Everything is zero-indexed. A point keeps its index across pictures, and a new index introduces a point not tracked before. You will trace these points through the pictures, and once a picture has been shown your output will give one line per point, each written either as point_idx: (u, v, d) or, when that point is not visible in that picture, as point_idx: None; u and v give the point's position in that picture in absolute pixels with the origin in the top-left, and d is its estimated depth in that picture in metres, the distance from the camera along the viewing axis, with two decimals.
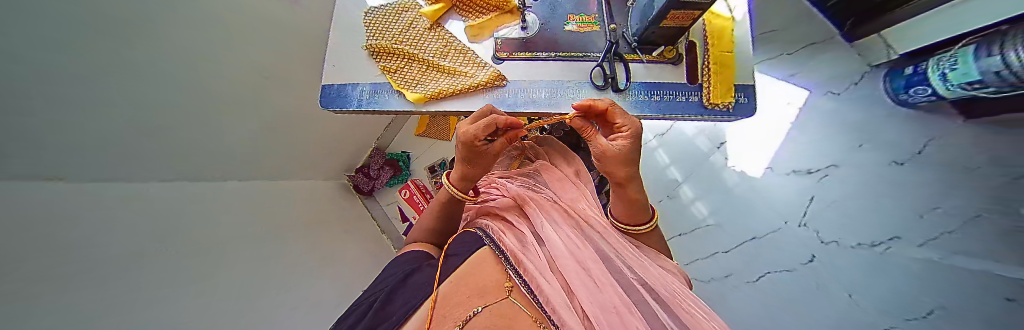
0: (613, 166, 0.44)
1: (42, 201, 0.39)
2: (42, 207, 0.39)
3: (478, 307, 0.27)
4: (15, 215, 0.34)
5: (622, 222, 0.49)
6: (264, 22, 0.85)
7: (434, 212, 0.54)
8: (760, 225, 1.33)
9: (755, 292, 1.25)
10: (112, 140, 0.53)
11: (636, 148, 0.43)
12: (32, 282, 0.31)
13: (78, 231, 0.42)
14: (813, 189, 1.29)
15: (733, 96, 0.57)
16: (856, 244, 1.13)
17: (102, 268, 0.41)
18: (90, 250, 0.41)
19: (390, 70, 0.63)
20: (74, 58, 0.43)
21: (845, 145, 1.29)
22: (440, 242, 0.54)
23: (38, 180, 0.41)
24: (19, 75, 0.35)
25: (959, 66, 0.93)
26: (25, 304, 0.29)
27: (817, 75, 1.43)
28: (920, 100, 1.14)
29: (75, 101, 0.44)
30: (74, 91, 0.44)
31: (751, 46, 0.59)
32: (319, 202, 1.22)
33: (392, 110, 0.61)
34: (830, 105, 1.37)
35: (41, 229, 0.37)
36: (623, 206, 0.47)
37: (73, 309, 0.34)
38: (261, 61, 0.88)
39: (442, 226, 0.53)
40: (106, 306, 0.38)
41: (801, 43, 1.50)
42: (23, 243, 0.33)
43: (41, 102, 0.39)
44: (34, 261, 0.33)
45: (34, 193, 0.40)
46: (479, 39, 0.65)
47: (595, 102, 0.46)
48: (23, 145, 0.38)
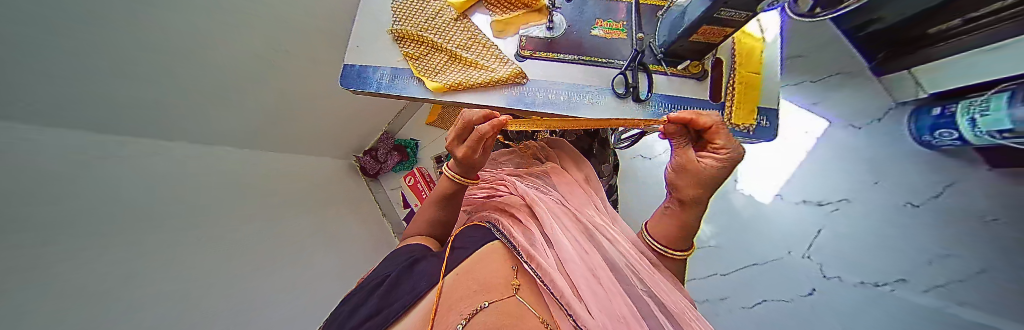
0: (688, 185, 0.40)
1: (42, 154, 0.39)
2: (43, 160, 0.39)
3: (484, 303, 0.26)
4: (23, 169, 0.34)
5: (665, 245, 0.44)
6: None
7: (434, 202, 0.54)
8: (762, 251, 1.31)
9: (748, 317, 1.24)
10: (124, 101, 0.53)
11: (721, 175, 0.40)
12: (21, 244, 0.31)
13: (76, 186, 0.41)
14: (822, 221, 1.26)
15: (755, 118, 0.56)
16: (859, 283, 1.13)
17: (95, 228, 0.42)
18: (86, 209, 0.41)
19: (412, 57, 0.63)
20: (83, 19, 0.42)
21: (861, 181, 1.25)
22: (440, 234, 0.54)
23: (42, 133, 0.41)
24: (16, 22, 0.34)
25: (991, 112, 0.90)
26: (4, 265, 0.28)
27: (840, 107, 1.39)
28: (945, 143, 1.11)
29: (78, 64, 0.44)
30: (75, 53, 0.43)
31: (779, 70, 0.58)
32: (325, 180, 1.24)
33: (409, 96, 0.61)
34: (850, 138, 1.33)
35: (48, 186, 0.37)
36: (675, 229, 0.43)
37: (51, 272, 0.33)
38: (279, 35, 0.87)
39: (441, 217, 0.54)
40: (82, 272, 0.37)
41: (828, 71, 1.46)
42: (27, 204, 0.33)
43: (41, 85, 0.39)
44: (31, 225, 0.33)
45: (47, 150, 0.40)
46: (504, 35, 0.65)
47: (699, 116, 0.41)
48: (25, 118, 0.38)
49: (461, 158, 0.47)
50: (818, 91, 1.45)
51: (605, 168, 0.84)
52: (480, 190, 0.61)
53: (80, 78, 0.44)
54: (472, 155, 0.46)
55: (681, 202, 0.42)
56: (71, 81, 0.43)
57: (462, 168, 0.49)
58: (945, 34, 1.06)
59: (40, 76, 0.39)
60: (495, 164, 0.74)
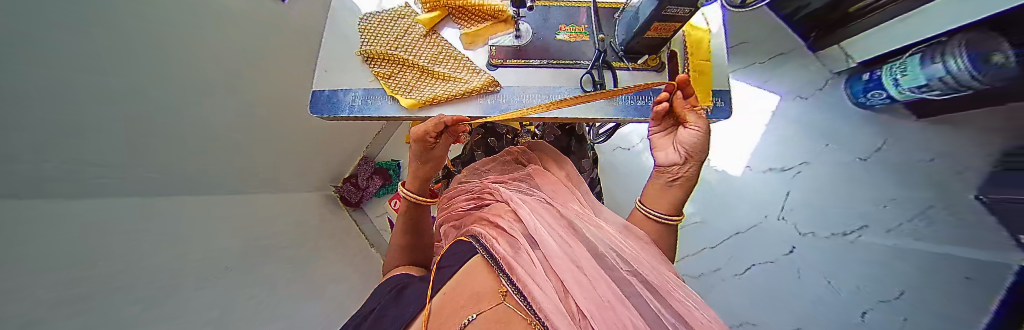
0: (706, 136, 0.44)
1: (94, 206, 0.39)
2: (91, 212, 0.38)
3: (471, 315, 0.29)
4: (83, 214, 0.36)
5: (655, 212, 0.48)
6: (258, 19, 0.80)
7: (399, 228, 0.56)
8: (743, 220, 1.42)
9: (740, 284, 1.33)
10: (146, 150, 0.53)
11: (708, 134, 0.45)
12: (56, 295, 0.29)
13: (121, 232, 0.42)
14: (789, 185, 1.39)
15: (711, 100, 0.61)
16: (831, 234, 1.22)
17: (89, 246, 0.35)
18: (129, 253, 0.41)
19: (384, 76, 0.63)
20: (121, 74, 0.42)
21: (815, 144, 1.40)
22: (420, 261, 0.56)
23: (107, 184, 0.42)
24: (75, 71, 0.34)
25: (908, 72, 1.06)
26: (57, 321, 0.27)
27: (787, 82, 1.54)
28: (877, 102, 1.26)
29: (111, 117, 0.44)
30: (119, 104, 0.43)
31: (726, 55, 0.64)
32: (308, 210, 1.19)
33: (385, 115, 0.61)
34: (800, 109, 1.48)
35: (103, 226, 0.39)
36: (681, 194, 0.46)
37: (104, 320, 0.33)
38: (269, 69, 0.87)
39: (414, 242, 0.56)
40: (127, 317, 0.36)
41: (772, 52, 1.60)
42: (59, 250, 0.31)
43: (106, 124, 0.40)
44: (82, 278, 0.33)
45: (101, 196, 0.41)
46: (474, 46, 0.67)
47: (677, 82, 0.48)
48: (94, 156, 0.39)
49: (417, 136, 0.49)
50: (767, 70, 1.59)
51: (584, 163, 0.87)
52: (469, 201, 0.64)
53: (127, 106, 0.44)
54: (427, 135, 0.49)
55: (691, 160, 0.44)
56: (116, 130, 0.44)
57: (417, 178, 0.54)
58: (861, 12, 1.23)
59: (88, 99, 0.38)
60: (479, 173, 0.75)
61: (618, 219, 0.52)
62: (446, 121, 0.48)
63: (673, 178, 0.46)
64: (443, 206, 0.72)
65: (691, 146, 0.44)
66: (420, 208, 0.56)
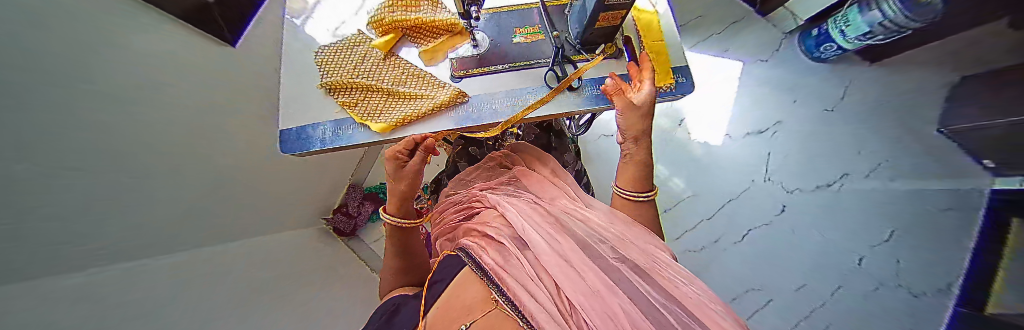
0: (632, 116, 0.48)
1: (59, 287, 0.36)
2: (59, 294, 0.35)
3: (463, 326, 0.30)
4: (51, 297, 0.34)
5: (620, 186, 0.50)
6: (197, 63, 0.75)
7: (387, 253, 0.55)
8: (732, 187, 1.45)
9: (743, 250, 1.34)
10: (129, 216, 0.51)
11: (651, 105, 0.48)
12: None
13: (98, 308, 0.39)
14: (768, 146, 1.45)
15: (672, 77, 0.63)
16: (816, 187, 1.31)
17: (67, 325, 0.33)
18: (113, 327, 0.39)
19: (349, 105, 0.63)
20: (62, 145, 0.40)
21: (784, 102, 1.47)
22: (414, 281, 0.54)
23: (66, 264, 0.39)
24: (18, 147, 0.32)
25: (848, 24, 1.14)
26: None
27: (746, 49, 1.61)
28: (830, 55, 1.34)
29: (82, 190, 0.42)
30: (72, 175, 0.41)
31: (677, 32, 0.66)
32: (303, 248, 1.14)
33: (356, 144, 0.60)
34: (763, 72, 1.55)
35: (77, 298, 0.37)
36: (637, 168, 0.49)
37: None
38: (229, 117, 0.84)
39: (406, 264, 0.54)
40: None
41: (726, 23, 1.67)
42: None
43: (53, 200, 0.38)
44: None
45: (72, 274, 0.39)
46: (435, 61, 0.68)
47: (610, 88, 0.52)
48: (46, 236, 0.36)
49: (390, 155, 0.49)
50: (726, 40, 1.66)
51: (567, 157, 0.88)
52: (459, 213, 0.63)
53: (75, 177, 0.41)
54: (400, 153, 0.49)
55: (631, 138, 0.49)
56: (82, 205, 0.42)
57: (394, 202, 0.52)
58: None
59: (46, 173, 0.36)
60: (465, 183, 0.74)
61: (604, 206, 0.54)
62: (416, 138, 0.48)
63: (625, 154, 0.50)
64: (436, 221, 0.70)
65: (624, 126, 0.49)
66: (404, 233, 0.54)
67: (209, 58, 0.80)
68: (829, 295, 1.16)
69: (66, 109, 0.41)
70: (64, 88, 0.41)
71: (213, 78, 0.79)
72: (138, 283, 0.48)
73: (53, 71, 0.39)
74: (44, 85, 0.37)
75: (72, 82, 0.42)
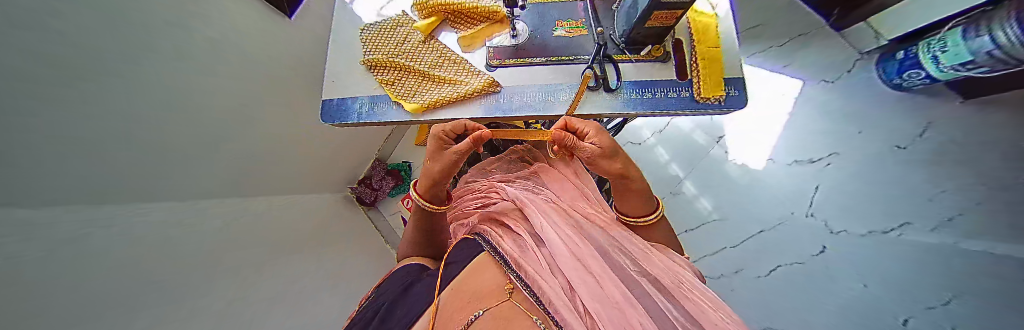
0: (602, 160, 0.47)
1: (70, 228, 0.38)
2: (66, 234, 0.37)
3: (479, 311, 0.29)
4: (59, 236, 0.35)
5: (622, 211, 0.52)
6: (246, 29, 0.80)
7: (412, 224, 0.58)
8: (768, 217, 1.33)
9: (767, 286, 1.24)
10: (152, 166, 0.54)
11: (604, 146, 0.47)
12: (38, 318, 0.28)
13: (104, 253, 0.41)
14: (817, 177, 1.28)
15: (723, 89, 0.57)
16: (868, 232, 1.05)
17: (62, 269, 0.34)
18: (110, 275, 0.40)
19: (387, 83, 0.65)
20: (94, 90, 0.41)
21: (846, 131, 1.29)
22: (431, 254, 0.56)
23: (76, 206, 0.40)
24: (35, 87, 0.33)
25: (949, 48, 0.96)
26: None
27: (809, 67, 1.44)
28: (914, 84, 1.15)
29: (103, 134, 0.44)
30: (98, 119, 0.42)
31: (737, 40, 0.60)
32: (327, 213, 1.23)
33: (389, 121, 0.63)
34: (827, 94, 1.38)
35: (97, 243, 0.40)
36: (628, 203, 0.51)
37: None
38: (267, 81, 0.89)
39: (428, 239, 0.57)
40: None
41: (789, 35, 1.51)
42: (32, 275, 0.30)
43: (73, 141, 0.39)
44: (59, 302, 0.32)
45: (79, 216, 0.40)
46: (472, 48, 0.68)
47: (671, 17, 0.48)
48: (62, 175, 0.38)
49: (435, 135, 0.52)
50: (786, 55, 1.50)
51: None
52: (475, 200, 0.63)
53: (103, 123, 0.43)
54: (445, 134, 0.52)
55: (622, 175, 0.48)
56: (103, 148, 0.44)
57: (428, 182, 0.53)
58: None
59: (69, 115, 0.38)
60: (484, 173, 0.74)
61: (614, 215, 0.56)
62: (467, 124, 0.52)
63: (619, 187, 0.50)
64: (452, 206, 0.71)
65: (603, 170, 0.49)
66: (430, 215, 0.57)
67: (262, 25, 0.86)
68: None
69: (107, 67, 0.43)
70: (113, 48, 0.44)
71: (259, 45, 0.85)
72: (154, 233, 0.50)
73: (100, 32, 0.42)
74: (84, 45, 0.40)
75: (121, 44, 0.46)
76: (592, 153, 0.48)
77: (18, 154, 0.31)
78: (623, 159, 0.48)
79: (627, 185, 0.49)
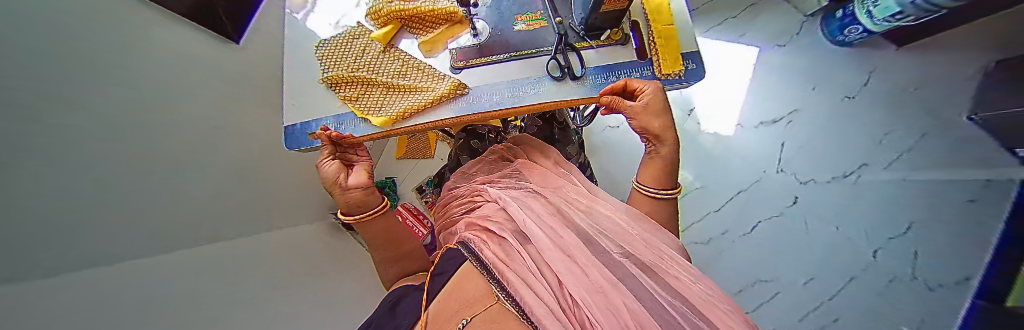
0: (642, 116, 0.51)
1: (44, 283, 0.35)
2: (40, 290, 0.34)
3: (465, 320, 0.29)
4: (35, 293, 0.33)
5: (642, 184, 0.52)
6: (182, 57, 0.73)
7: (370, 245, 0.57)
8: (742, 179, 1.39)
9: (752, 243, 1.29)
10: (118, 212, 0.50)
11: (658, 101, 0.51)
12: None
13: (90, 306, 0.38)
14: (780, 136, 1.38)
15: (682, 64, 0.60)
16: (831, 178, 1.24)
17: (53, 320, 0.32)
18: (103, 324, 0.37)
19: (350, 99, 0.62)
20: (36, 137, 0.38)
21: (802, 89, 1.39)
22: (412, 268, 0.57)
23: (51, 262, 0.37)
24: None
25: (879, 3, 1.04)
26: None
27: (762, 34, 1.53)
28: (855, 38, 1.26)
29: (60, 183, 0.40)
30: (46, 168, 0.38)
31: (688, 16, 0.63)
32: (317, 241, 1.16)
33: (357, 138, 0.60)
34: (781, 57, 1.47)
35: (59, 287, 0.36)
36: (653, 171, 0.51)
37: None
38: (220, 110, 0.82)
39: (398, 250, 0.56)
40: None
41: (740, 6, 1.57)
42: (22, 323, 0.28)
43: (31, 189, 0.36)
44: None
45: (52, 270, 0.37)
46: (434, 53, 0.66)
47: None
48: (31, 226, 0.35)
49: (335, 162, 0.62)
50: (739, 26, 1.57)
51: (571, 149, 0.86)
52: (461, 207, 0.63)
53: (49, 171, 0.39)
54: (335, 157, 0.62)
55: (652, 137, 0.52)
56: (64, 197, 0.41)
57: (332, 197, 0.54)
58: None
59: (20, 164, 0.34)
60: (468, 177, 0.73)
61: (614, 198, 0.53)
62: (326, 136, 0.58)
63: (650, 152, 0.54)
64: (440, 215, 0.72)
65: (637, 126, 0.53)
66: (368, 225, 0.55)
67: (198, 51, 0.79)
68: (837, 290, 1.11)
69: (52, 115, 0.41)
70: (43, 89, 0.40)
71: (198, 71, 0.77)
72: (135, 285, 0.47)
73: (27, 67, 0.38)
74: (24, 79, 0.37)
75: (51, 84, 0.42)
76: (637, 109, 0.51)
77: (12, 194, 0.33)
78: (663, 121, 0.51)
79: (656, 150, 0.52)
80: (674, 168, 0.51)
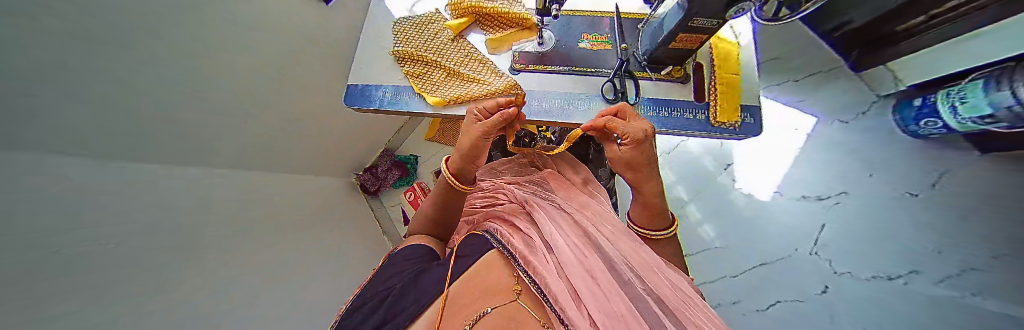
0: (618, 165, 0.50)
1: (80, 185, 0.37)
2: (77, 192, 0.36)
3: (489, 308, 0.30)
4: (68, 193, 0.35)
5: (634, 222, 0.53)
6: None
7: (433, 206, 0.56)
8: (769, 250, 1.30)
9: (764, 321, 1.20)
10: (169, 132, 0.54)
11: (635, 154, 0.47)
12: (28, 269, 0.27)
13: (118, 214, 0.41)
14: (823, 216, 1.28)
15: (739, 116, 0.59)
16: (871, 276, 1.12)
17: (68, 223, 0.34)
18: (118, 233, 0.40)
19: (413, 75, 0.67)
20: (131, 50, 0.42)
21: (857, 174, 1.28)
22: (440, 234, 0.56)
23: (90, 165, 0.40)
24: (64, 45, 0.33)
25: (968, 100, 0.95)
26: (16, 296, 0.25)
27: (824, 103, 1.44)
28: (930, 131, 1.15)
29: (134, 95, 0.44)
30: (127, 81, 0.43)
31: (756, 70, 0.62)
32: (332, 197, 1.22)
33: (411, 111, 0.65)
34: (840, 133, 1.37)
35: (97, 190, 0.39)
36: (639, 211, 0.52)
37: (78, 293, 0.32)
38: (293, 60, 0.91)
39: (444, 219, 0.56)
40: (110, 293, 0.35)
41: (806, 71, 1.50)
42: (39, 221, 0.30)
43: (96, 96, 0.39)
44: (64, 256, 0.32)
45: (91, 173, 0.40)
46: (498, 51, 0.70)
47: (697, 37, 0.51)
48: (80, 128, 0.38)
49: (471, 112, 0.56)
50: (801, 91, 1.49)
51: (602, 172, 0.86)
52: (480, 200, 0.64)
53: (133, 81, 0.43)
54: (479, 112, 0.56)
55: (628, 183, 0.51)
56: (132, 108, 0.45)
57: (458, 159, 0.53)
58: (915, 30, 1.14)
59: (93, 74, 0.37)
60: (493, 173, 0.74)
61: (620, 223, 0.56)
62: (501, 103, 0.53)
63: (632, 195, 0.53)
64: None
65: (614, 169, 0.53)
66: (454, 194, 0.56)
67: None
68: None
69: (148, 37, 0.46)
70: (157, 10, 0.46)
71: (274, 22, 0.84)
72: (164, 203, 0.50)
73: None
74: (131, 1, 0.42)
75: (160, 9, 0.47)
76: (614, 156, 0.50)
77: (74, 98, 0.36)
78: (642, 174, 0.49)
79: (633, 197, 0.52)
80: (662, 214, 0.51)
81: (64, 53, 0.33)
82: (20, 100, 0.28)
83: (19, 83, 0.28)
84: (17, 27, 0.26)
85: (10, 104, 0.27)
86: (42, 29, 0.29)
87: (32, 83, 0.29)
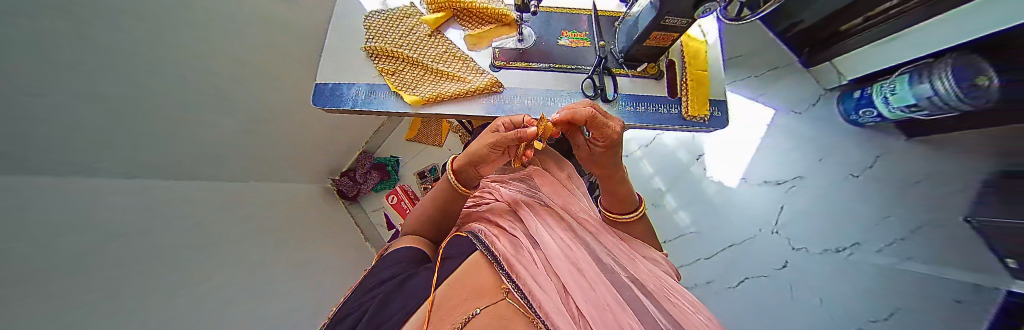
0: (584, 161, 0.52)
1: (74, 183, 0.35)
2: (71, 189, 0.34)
3: (477, 309, 0.30)
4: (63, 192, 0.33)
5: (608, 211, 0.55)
6: None
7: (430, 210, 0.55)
8: (738, 233, 1.39)
9: (737, 297, 1.29)
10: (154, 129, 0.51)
11: (598, 152, 0.49)
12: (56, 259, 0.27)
13: (110, 214, 0.38)
14: (782, 198, 1.39)
15: (709, 110, 0.62)
16: (822, 250, 1.26)
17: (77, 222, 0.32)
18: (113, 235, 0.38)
19: (388, 72, 0.64)
20: (100, 40, 0.39)
21: (810, 159, 1.42)
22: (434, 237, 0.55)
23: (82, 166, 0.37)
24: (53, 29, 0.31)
25: (898, 92, 1.08)
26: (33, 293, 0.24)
27: (781, 97, 1.56)
28: (868, 119, 1.30)
29: (113, 90, 0.41)
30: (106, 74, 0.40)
31: (722, 67, 0.66)
32: (309, 202, 1.15)
33: (387, 111, 0.62)
34: (795, 123, 1.50)
35: (82, 190, 0.36)
36: (610, 201, 0.54)
37: (84, 293, 0.30)
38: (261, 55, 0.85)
39: (440, 220, 0.55)
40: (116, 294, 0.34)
41: (764, 67, 1.62)
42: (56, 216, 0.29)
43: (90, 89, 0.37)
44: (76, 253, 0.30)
45: (77, 173, 0.37)
46: (478, 47, 0.69)
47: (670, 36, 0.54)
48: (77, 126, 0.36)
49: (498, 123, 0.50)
50: (761, 85, 1.61)
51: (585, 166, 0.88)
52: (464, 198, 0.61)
53: (107, 77, 0.40)
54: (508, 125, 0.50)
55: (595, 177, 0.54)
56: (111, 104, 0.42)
57: (467, 160, 0.50)
58: (852, 30, 1.25)
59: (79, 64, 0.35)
60: None
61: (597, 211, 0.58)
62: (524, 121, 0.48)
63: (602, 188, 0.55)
64: None
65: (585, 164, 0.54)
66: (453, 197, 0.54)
67: None
68: None
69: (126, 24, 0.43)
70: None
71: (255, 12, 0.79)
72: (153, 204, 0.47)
73: None
74: None
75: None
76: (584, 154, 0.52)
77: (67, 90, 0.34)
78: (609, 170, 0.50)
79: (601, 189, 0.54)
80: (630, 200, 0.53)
81: (73, 54, 0.35)
82: (25, 99, 0.29)
83: (21, 83, 0.28)
84: (13, 20, 0.26)
85: (15, 103, 0.27)
86: (42, 28, 0.30)
87: (35, 83, 0.30)
